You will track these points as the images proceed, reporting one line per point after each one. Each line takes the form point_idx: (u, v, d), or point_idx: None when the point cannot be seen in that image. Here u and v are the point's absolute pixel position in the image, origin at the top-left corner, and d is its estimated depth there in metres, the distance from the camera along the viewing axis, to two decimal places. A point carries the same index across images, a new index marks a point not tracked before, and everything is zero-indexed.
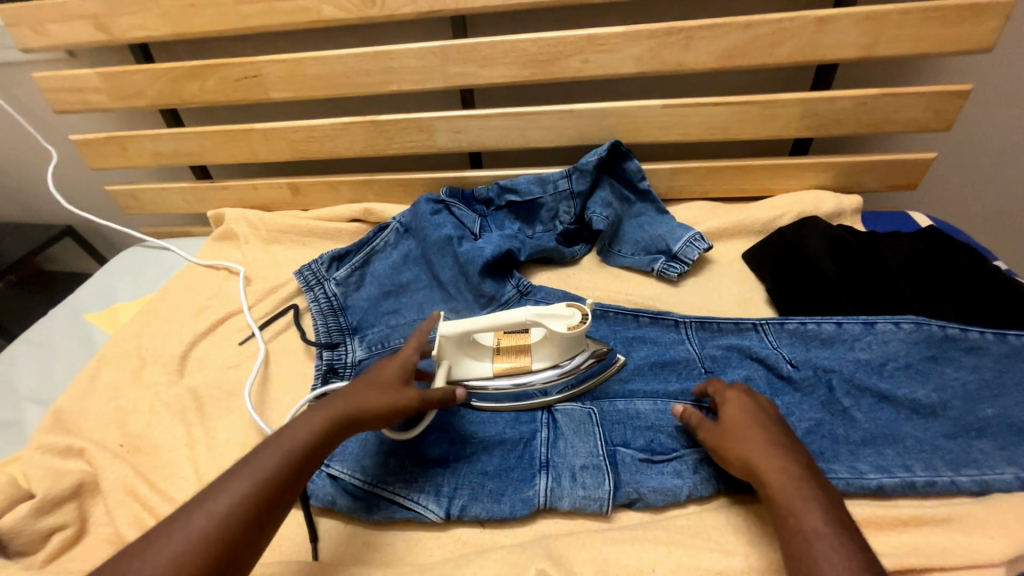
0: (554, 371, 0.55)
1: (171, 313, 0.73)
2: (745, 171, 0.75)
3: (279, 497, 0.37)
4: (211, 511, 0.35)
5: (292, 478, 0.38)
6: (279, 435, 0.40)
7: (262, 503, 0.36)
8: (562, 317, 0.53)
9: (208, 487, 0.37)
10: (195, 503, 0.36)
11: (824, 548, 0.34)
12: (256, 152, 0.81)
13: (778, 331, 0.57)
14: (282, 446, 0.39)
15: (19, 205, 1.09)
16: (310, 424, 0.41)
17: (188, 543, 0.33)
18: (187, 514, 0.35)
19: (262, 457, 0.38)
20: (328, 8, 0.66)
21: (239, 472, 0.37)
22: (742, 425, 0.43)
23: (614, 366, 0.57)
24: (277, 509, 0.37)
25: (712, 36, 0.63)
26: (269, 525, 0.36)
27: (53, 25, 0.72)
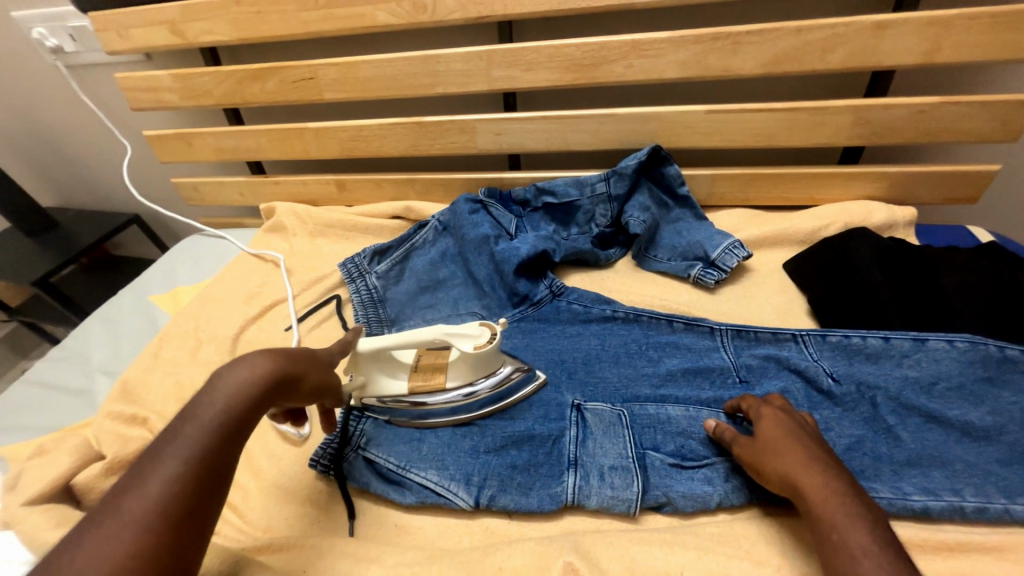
0: (462, 391, 0.54)
1: (225, 298, 0.78)
2: (789, 179, 0.74)
3: (218, 463, 0.32)
4: (143, 493, 0.29)
5: (230, 442, 0.33)
6: (199, 400, 0.33)
7: (205, 470, 0.31)
8: (470, 337, 0.52)
9: (122, 478, 0.30)
10: (111, 497, 0.29)
11: (874, 568, 0.33)
12: (308, 149, 0.86)
13: (819, 343, 0.56)
14: (210, 410, 0.33)
15: (95, 193, 1.19)
16: (235, 379, 0.35)
17: (122, 532, 0.27)
18: (104, 510, 0.28)
19: (187, 429, 0.32)
20: (382, 14, 0.69)
21: (162, 448, 0.31)
22: (780, 440, 0.42)
23: (535, 384, 0.57)
24: (222, 476, 0.32)
25: (760, 41, 0.62)
26: (217, 494, 0.31)
27: (135, 30, 0.79)
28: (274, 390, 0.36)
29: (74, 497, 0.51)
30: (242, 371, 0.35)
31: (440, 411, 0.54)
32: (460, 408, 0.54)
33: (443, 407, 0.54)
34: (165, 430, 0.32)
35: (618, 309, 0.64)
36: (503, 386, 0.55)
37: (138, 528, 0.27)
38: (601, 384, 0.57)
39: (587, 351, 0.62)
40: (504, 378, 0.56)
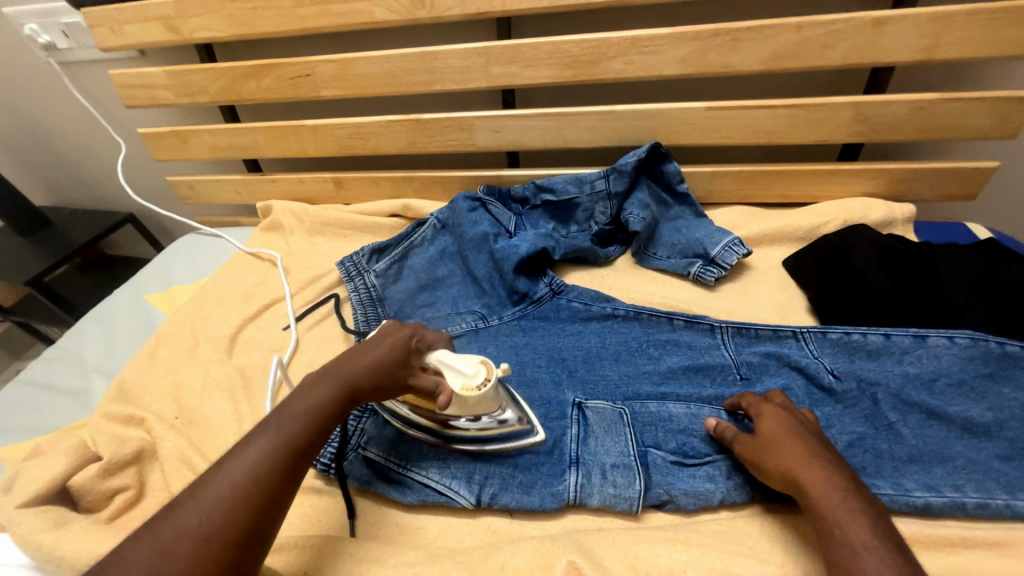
0: (469, 424, 0.49)
1: (223, 297, 0.77)
2: (789, 176, 0.73)
3: (295, 465, 0.39)
4: (234, 476, 0.36)
5: (308, 445, 0.40)
6: (290, 406, 0.41)
7: (283, 467, 0.38)
8: (462, 376, 0.47)
9: (223, 458, 0.38)
10: (211, 473, 0.37)
11: (874, 563, 0.33)
12: (305, 147, 0.85)
13: (819, 340, 0.56)
14: (295, 415, 0.41)
15: (89, 192, 1.17)
16: (321, 394, 0.42)
17: (212, 506, 0.35)
18: (203, 482, 0.36)
19: (275, 427, 0.40)
20: (379, 10, 0.69)
21: (255, 442, 0.39)
22: (780, 437, 0.42)
23: (529, 440, 0.50)
24: (296, 475, 0.39)
25: (760, 38, 0.62)
26: (289, 490, 0.38)
27: (129, 26, 0.78)
28: (346, 404, 0.43)
29: (71, 498, 0.50)
30: (327, 385, 0.43)
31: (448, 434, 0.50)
32: (472, 438, 0.50)
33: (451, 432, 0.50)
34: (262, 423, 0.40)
35: (618, 307, 0.64)
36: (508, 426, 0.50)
37: (223, 506, 0.35)
38: (602, 382, 0.57)
39: (587, 348, 0.61)
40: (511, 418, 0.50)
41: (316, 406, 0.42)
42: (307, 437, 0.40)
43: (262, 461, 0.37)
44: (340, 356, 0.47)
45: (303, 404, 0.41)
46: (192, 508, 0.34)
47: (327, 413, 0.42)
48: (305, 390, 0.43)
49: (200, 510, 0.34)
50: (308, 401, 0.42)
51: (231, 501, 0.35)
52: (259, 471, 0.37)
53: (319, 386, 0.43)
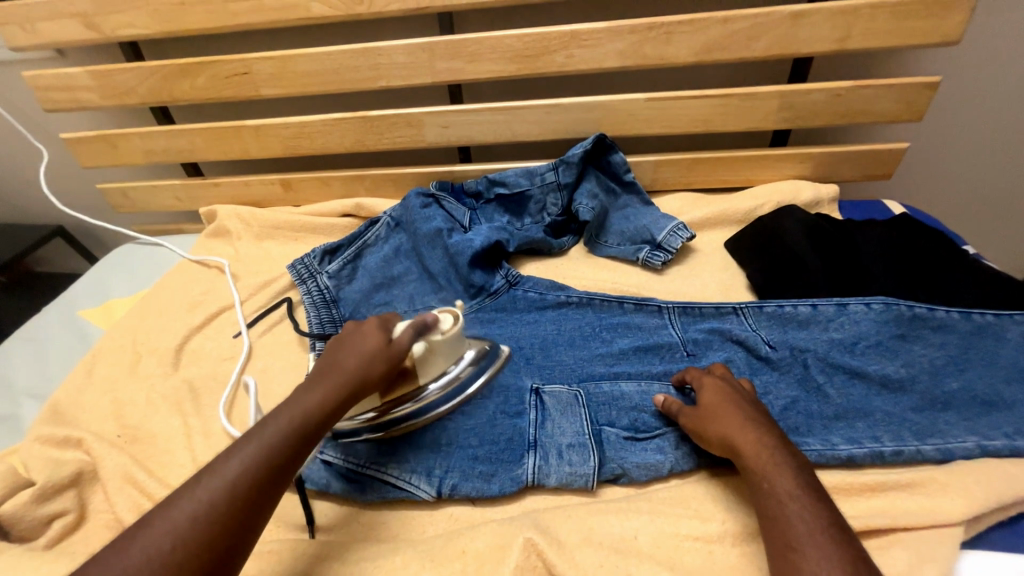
0: (441, 382, 0.52)
1: (166, 308, 0.74)
2: (726, 162, 0.78)
3: (276, 476, 0.38)
4: (210, 490, 0.35)
5: (290, 457, 0.39)
6: (275, 416, 0.41)
7: (260, 484, 0.37)
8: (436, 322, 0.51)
9: (199, 474, 0.37)
10: (185, 488, 0.36)
11: (793, 506, 0.36)
12: (248, 148, 0.82)
13: (757, 314, 0.59)
14: (274, 430, 0.40)
15: (7, 204, 1.08)
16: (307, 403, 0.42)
17: (185, 523, 0.34)
18: (176, 499, 0.35)
19: (255, 440, 0.39)
20: (316, 6, 0.67)
21: (235, 453, 0.38)
22: (719, 405, 0.45)
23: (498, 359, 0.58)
24: (276, 490, 0.38)
25: (691, 31, 0.65)
26: (266, 505, 0.37)
27: (42, 24, 0.73)
28: (330, 413, 0.43)
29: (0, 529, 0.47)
30: (310, 395, 0.42)
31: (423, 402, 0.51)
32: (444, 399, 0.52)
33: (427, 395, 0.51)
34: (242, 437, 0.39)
35: (572, 294, 0.66)
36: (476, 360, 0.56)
37: (198, 523, 0.34)
38: (558, 367, 0.59)
39: (543, 336, 0.63)
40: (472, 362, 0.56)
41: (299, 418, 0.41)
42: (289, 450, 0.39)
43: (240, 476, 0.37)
44: (328, 360, 0.46)
45: (285, 416, 0.41)
46: (166, 525, 0.34)
47: (310, 425, 0.41)
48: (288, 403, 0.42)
49: (175, 527, 0.34)
50: (290, 413, 0.41)
51: (208, 518, 0.34)
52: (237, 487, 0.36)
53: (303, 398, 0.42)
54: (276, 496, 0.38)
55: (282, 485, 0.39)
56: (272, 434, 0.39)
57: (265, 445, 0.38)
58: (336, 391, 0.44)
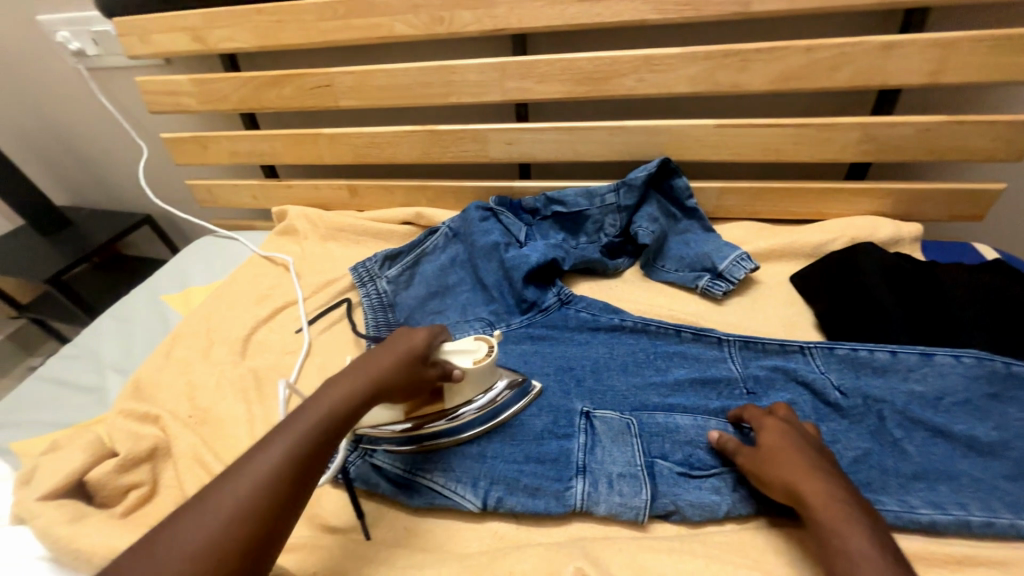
0: (469, 407, 0.53)
1: (238, 299, 0.79)
2: (797, 193, 0.75)
3: (308, 474, 0.38)
4: (238, 489, 0.36)
5: (319, 454, 0.39)
6: (304, 411, 0.41)
7: (291, 482, 0.37)
8: (469, 351, 0.51)
9: (226, 474, 0.37)
10: (218, 485, 0.36)
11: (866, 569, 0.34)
12: (322, 154, 0.87)
13: (826, 356, 0.56)
14: (304, 425, 0.40)
15: (107, 193, 1.20)
16: (336, 400, 0.42)
17: (217, 524, 0.34)
18: (210, 495, 0.35)
19: (282, 439, 0.39)
20: (399, 25, 0.71)
21: (266, 450, 0.38)
22: (777, 447, 0.43)
23: (529, 394, 0.57)
24: (308, 484, 0.38)
25: (769, 59, 0.64)
26: (298, 503, 0.37)
27: (158, 36, 0.81)
28: (359, 410, 0.43)
29: (85, 493, 0.51)
30: (339, 392, 0.43)
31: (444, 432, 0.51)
32: (483, 416, 0.54)
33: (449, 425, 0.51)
34: (269, 434, 0.40)
35: (626, 318, 0.65)
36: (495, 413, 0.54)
37: (228, 522, 0.34)
38: (609, 392, 0.58)
39: (595, 359, 0.62)
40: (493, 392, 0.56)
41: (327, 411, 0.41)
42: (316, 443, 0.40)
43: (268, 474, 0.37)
44: (359, 357, 0.47)
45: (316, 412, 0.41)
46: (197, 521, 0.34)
47: (339, 419, 0.42)
48: (314, 399, 0.42)
49: (208, 521, 0.34)
50: (317, 407, 0.41)
51: (243, 516, 0.35)
52: (269, 487, 0.36)
53: (332, 391, 0.43)
54: (306, 494, 0.38)
55: (313, 482, 0.39)
56: (302, 430, 0.40)
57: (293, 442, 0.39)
58: (366, 389, 0.44)
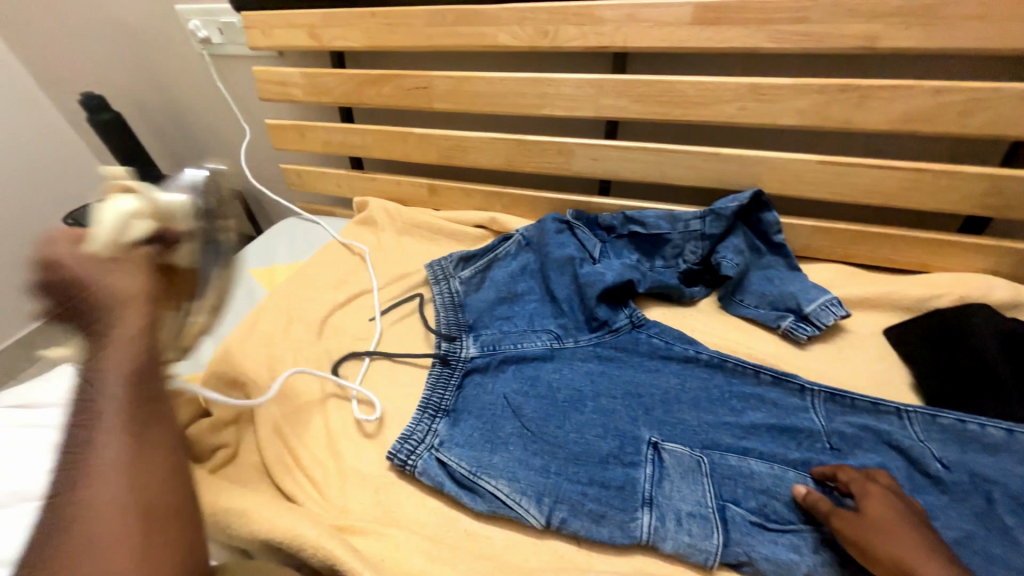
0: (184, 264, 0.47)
1: (318, 281, 0.83)
2: (901, 241, 0.70)
3: (147, 456, 0.38)
4: (105, 511, 0.35)
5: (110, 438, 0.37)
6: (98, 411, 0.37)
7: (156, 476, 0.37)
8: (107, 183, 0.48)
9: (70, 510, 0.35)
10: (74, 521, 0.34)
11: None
12: (409, 152, 0.90)
13: (927, 422, 0.52)
14: (114, 425, 0.37)
15: (207, 168, 1.31)
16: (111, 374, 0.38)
17: (103, 547, 0.34)
18: (72, 531, 0.34)
19: (102, 444, 0.36)
20: (504, 36, 0.73)
21: (98, 470, 0.36)
22: (887, 521, 0.42)
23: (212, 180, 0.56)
24: (156, 462, 0.38)
25: (890, 98, 0.60)
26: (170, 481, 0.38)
27: (277, 30, 0.87)
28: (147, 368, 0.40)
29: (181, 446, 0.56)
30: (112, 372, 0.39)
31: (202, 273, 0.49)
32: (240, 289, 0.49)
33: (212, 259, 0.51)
34: (83, 441, 0.37)
35: (701, 351, 0.63)
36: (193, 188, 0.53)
37: (104, 533, 0.34)
38: (679, 425, 0.56)
39: (664, 389, 0.60)
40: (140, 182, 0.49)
41: (127, 369, 0.39)
42: (133, 404, 0.38)
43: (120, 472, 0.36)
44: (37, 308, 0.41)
45: (105, 392, 0.38)
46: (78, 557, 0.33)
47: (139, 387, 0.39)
48: (88, 388, 0.38)
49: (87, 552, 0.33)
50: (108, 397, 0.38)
51: (116, 516, 0.35)
52: (127, 482, 0.36)
53: (90, 366, 0.39)
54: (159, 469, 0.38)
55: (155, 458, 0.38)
56: (115, 431, 0.37)
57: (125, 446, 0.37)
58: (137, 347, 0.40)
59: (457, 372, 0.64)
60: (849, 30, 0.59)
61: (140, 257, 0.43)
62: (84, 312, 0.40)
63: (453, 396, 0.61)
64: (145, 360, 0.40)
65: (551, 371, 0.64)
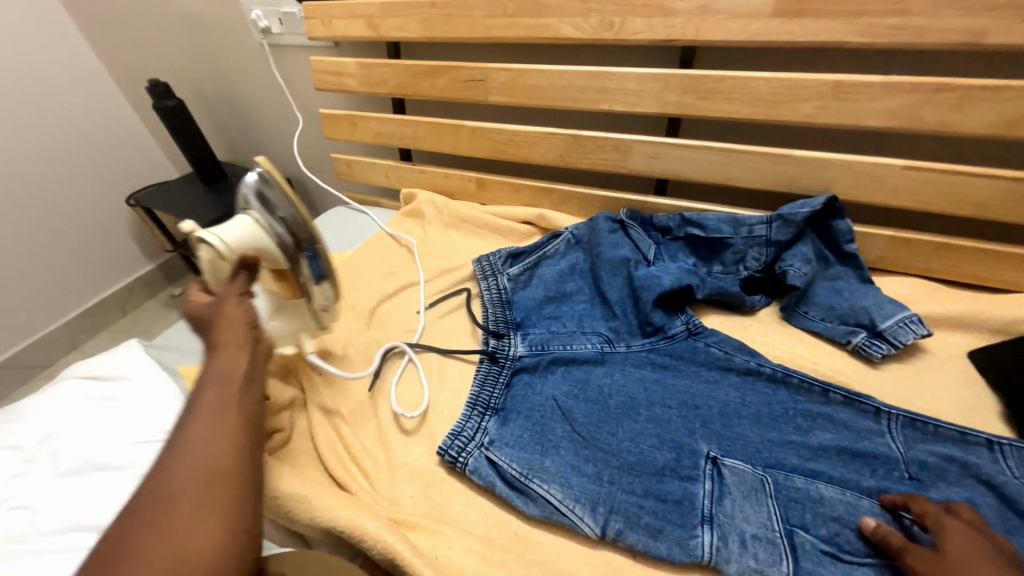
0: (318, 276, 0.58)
1: (366, 271, 0.84)
2: (992, 256, 0.64)
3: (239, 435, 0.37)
4: (180, 479, 0.33)
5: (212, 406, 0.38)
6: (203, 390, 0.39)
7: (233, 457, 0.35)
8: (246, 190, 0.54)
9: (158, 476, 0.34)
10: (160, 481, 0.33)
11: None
12: (459, 145, 0.90)
13: (1022, 458, 0.48)
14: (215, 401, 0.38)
15: (260, 155, 1.35)
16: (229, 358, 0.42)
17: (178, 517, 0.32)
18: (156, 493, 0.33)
19: (192, 421, 0.37)
20: (566, 28, 0.71)
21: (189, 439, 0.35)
22: (967, 556, 0.38)
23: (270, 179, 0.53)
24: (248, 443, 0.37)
25: (996, 99, 0.55)
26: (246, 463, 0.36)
27: (337, 20, 0.88)
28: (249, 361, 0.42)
29: None
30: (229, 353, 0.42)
31: (312, 277, 0.57)
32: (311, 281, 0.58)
33: (321, 265, 0.57)
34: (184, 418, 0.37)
35: (764, 364, 0.59)
36: (261, 197, 0.53)
37: (164, 517, 0.31)
38: (740, 441, 0.53)
39: (724, 401, 0.58)
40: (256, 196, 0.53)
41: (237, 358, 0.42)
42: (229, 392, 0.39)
43: (185, 457, 0.34)
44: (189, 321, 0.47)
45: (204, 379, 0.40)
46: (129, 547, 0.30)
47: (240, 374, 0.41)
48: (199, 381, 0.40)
49: (144, 535, 0.31)
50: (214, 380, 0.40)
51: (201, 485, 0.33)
52: (214, 456, 0.35)
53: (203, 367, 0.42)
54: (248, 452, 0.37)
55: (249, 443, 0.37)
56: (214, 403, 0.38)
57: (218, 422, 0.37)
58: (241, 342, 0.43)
59: (506, 371, 0.63)
60: (953, 24, 0.54)
61: (235, 271, 0.51)
62: (212, 317, 0.46)
63: (502, 395, 0.60)
64: (250, 365, 0.42)
65: (602, 375, 0.62)
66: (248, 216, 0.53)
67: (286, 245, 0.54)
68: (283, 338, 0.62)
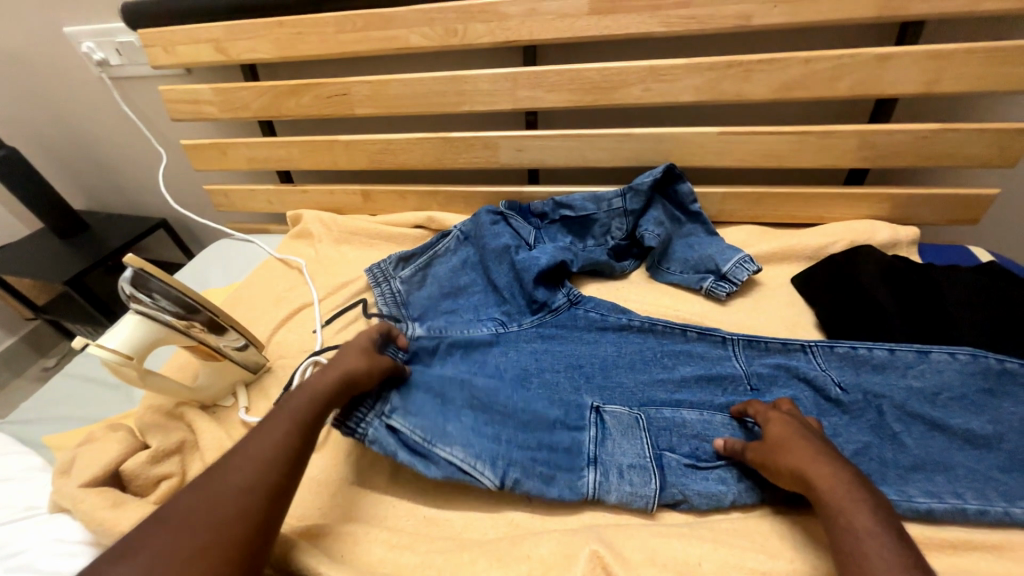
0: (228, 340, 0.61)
1: (258, 301, 0.82)
2: (799, 198, 0.77)
3: (281, 487, 0.39)
4: (220, 502, 0.36)
5: (291, 441, 0.42)
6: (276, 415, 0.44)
7: (263, 507, 0.37)
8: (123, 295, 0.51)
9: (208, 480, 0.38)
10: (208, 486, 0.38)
11: (883, 570, 0.35)
12: (337, 160, 0.90)
13: (827, 354, 0.59)
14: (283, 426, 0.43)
15: (126, 198, 1.24)
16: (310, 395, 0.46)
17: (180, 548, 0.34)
18: (202, 497, 0.37)
19: (248, 446, 0.41)
20: (415, 37, 0.74)
21: (251, 457, 0.40)
22: (786, 438, 0.46)
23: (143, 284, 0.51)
24: (275, 501, 0.38)
25: (771, 70, 0.67)
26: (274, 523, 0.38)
27: (180, 46, 0.84)
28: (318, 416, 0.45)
29: (122, 483, 0.53)
30: (304, 393, 0.46)
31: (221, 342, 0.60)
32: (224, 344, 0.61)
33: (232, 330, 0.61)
34: (246, 439, 0.41)
35: (633, 319, 0.67)
36: (143, 296, 0.52)
37: (197, 526, 0.35)
38: (618, 388, 0.60)
39: (603, 356, 0.64)
40: (139, 302, 0.51)
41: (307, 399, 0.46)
42: (302, 428, 0.43)
43: (242, 479, 0.38)
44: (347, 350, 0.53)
45: (278, 411, 0.44)
46: (167, 534, 0.34)
47: (309, 418, 0.44)
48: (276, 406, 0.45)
49: (165, 533, 0.34)
50: (287, 411, 0.44)
51: (219, 521, 0.35)
52: (240, 494, 0.37)
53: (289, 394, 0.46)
54: (274, 513, 0.38)
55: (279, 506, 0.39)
56: (276, 428, 0.42)
57: (272, 459, 0.40)
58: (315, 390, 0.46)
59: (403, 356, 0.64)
60: (729, 11, 0.64)
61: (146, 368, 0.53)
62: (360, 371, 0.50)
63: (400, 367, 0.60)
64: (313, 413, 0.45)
65: (497, 355, 0.66)
66: (136, 319, 0.52)
67: (188, 333, 0.55)
68: (221, 394, 0.64)
